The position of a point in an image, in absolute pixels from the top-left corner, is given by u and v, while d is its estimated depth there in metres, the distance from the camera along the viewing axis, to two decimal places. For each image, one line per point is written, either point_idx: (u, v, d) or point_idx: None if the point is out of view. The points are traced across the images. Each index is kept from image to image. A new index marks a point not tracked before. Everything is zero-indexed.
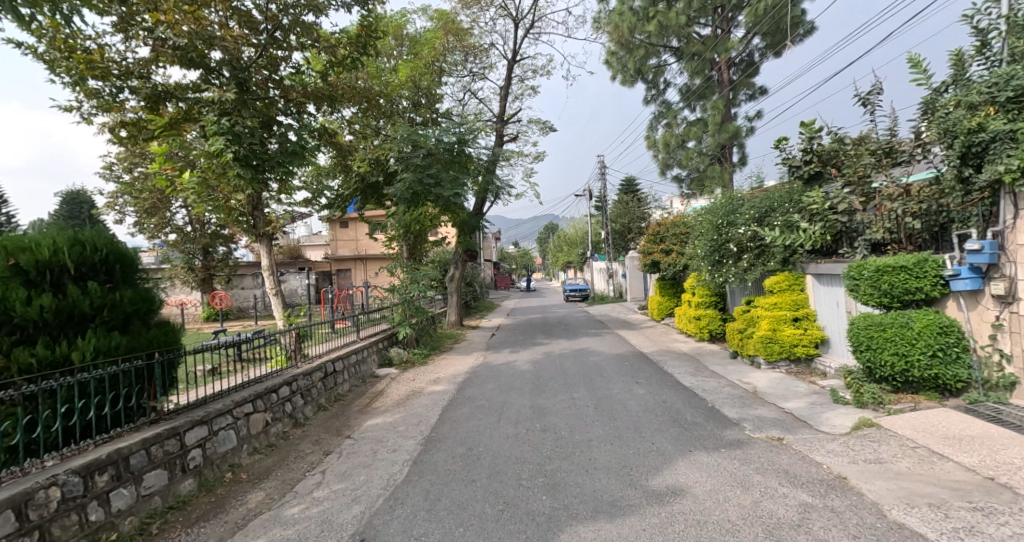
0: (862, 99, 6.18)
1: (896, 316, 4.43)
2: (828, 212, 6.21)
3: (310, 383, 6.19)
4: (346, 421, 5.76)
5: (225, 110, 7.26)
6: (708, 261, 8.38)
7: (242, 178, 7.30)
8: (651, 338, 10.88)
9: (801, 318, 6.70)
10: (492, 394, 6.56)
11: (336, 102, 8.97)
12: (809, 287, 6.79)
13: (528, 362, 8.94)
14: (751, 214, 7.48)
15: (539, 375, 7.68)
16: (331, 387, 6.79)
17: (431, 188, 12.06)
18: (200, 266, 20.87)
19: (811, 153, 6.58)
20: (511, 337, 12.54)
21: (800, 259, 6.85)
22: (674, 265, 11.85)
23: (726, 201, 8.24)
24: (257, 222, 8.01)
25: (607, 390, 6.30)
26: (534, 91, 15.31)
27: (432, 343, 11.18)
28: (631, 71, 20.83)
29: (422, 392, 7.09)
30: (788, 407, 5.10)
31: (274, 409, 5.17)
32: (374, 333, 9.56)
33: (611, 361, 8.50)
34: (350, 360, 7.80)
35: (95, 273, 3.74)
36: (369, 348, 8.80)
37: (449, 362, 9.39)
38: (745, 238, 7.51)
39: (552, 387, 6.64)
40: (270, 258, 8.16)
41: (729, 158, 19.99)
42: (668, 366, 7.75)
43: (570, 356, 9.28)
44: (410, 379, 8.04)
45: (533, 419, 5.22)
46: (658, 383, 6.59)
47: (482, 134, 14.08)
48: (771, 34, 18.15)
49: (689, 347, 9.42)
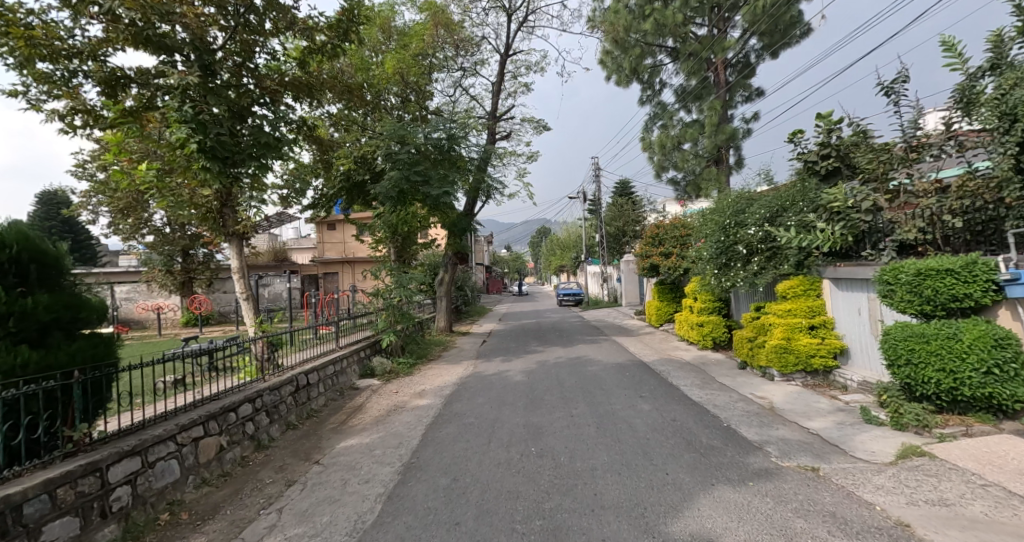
0: (884, 88, 5.67)
1: (941, 325, 3.88)
2: (849, 210, 5.69)
3: (279, 399, 5.53)
4: (317, 442, 5.10)
5: (188, 97, 6.61)
6: (715, 264, 7.88)
7: (208, 171, 6.67)
8: (650, 346, 10.34)
9: (817, 326, 6.19)
10: (483, 410, 5.94)
11: (316, 93, 8.38)
12: (826, 292, 6.29)
13: (522, 372, 8.35)
14: (761, 214, 6.98)
15: (533, 387, 7.07)
16: (304, 401, 6.13)
17: (419, 186, 11.46)
18: (179, 269, 20.09)
19: (829, 146, 6.07)
20: (503, 344, 11.96)
21: (816, 261, 6.35)
22: (674, 269, 11.30)
23: (733, 200, 7.75)
24: (227, 219, 7.35)
25: (609, 406, 5.72)
26: (528, 88, 14.79)
27: (419, 351, 10.55)
28: (626, 71, 20.40)
29: (405, 407, 6.46)
30: (813, 428, 4.55)
31: (231, 431, 4.51)
32: (356, 340, 8.92)
33: (610, 371, 7.93)
34: (327, 371, 7.13)
35: (2, 274, 3.08)
36: (350, 358, 8.13)
37: (436, 372, 8.77)
38: (756, 239, 6.99)
39: (548, 402, 6.04)
40: (240, 259, 7.49)
41: (726, 160, 19.61)
42: (672, 377, 7.19)
43: (566, 365, 8.71)
44: (393, 391, 7.40)
45: (527, 442, 4.61)
46: (664, 396, 6.01)
47: (473, 131, 13.53)
48: (769, 34, 17.76)
49: (692, 356, 8.89)
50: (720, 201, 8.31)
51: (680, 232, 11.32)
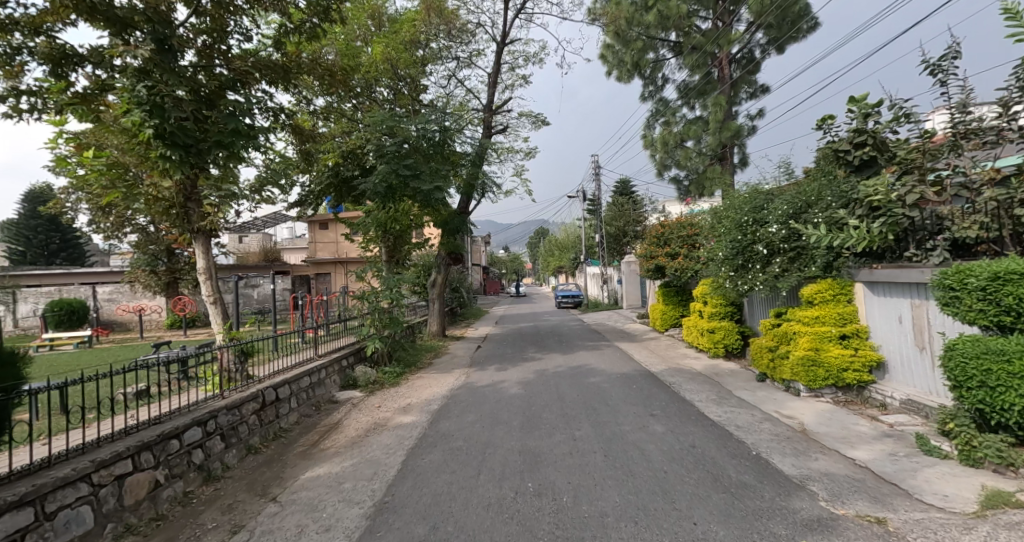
0: (929, 66, 4.99)
1: (1023, 340, 3.19)
2: (891, 204, 4.99)
3: (240, 419, 4.80)
4: (278, 472, 4.37)
5: (145, 76, 5.89)
6: (730, 265, 7.20)
7: (169, 160, 5.94)
8: (656, 354, 9.64)
9: (849, 336, 5.51)
10: (473, 430, 5.24)
11: (295, 79, 7.68)
12: (858, 297, 5.63)
13: (518, 382, 7.65)
14: (785, 209, 6.32)
15: (531, 402, 6.38)
16: (272, 419, 5.40)
17: (408, 181, 10.66)
18: (164, 269, 19.31)
19: (864, 134, 5.38)
20: (498, 350, 11.25)
21: (847, 263, 5.69)
22: (681, 271, 10.64)
23: (751, 196, 7.08)
24: (190, 214, 6.48)
25: (616, 427, 5.03)
26: (526, 80, 14.13)
27: (408, 358, 9.83)
28: (627, 66, 19.76)
29: (386, 426, 5.75)
30: (860, 460, 3.86)
31: (172, 462, 3.78)
32: (337, 348, 8.20)
33: (615, 383, 7.22)
34: (303, 384, 6.42)
35: None
36: (329, 368, 7.41)
37: (424, 383, 8.05)
38: (778, 239, 6.32)
39: (547, 421, 5.35)
40: (208, 260, 6.75)
41: (730, 158, 18.97)
42: (683, 390, 6.50)
43: (567, 375, 8.00)
44: (376, 406, 6.70)
45: (524, 475, 3.91)
46: (678, 415, 5.32)
47: (468, 124, 12.85)
48: (775, 27, 17.11)
49: (703, 365, 8.20)
50: (734, 196, 7.63)
51: (687, 231, 10.74)
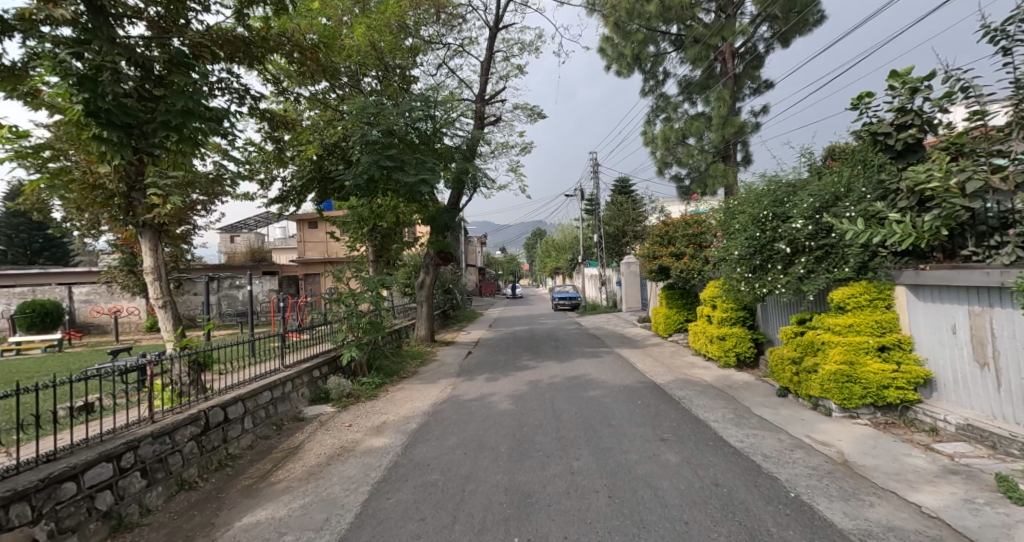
0: (989, 31, 4.25)
1: None
2: (944, 193, 4.24)
3: (171, 448, 3.99)
4: (209, 517, 3.56)
5: (77, 46, 5.06)
6: (746, 265, 6.44)
7: (105, 142, 5.11)
8: (661, 362, 8.88)
9: (890, 347, 4.76)
10: (454, 459, 4.46)
11: (262, 57, 6.90)
12: (899, 303, 4.89)
13: (509, 396, 6.86)
14: (811, 202, 5.57)
15: (522, 421, 5.61)
16: (217, 445, 4.58)
17: (391, 173, 9.82)
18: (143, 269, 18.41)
19: (909, 113, 4.62)
20: (490, 357, 10.45)
21: (886, 263, 4.96)
22: (686, 272, 9.90)
23: (770, 188, 6.32)
24: (134, 205, 5.65)
25: (622, 456, 4.26)
26: (521, 71, 13.41)
27: (390, 366, 9.05)
28: (627, 59, 19.06)
29: (354, 451, 4.97)
30: (927, 505, 3.11)
31: (62, 514, 2.96)
32: (309, 358, 7.41)
33: (617, 397, 6.45)
34: (264, 400, 5.62)
35: None
36: (297, 381, 6.60)
37: (405, 396, 7.26)
38: (804, 236, 5.56)
39: (541, 448, 4.58)
40: (157, 258, 5.91)
41: (733, 155, 18.30)
42: (695, 408, 5.75)
43: (563, 387, 7.24)
44: (346, 424, 5.89)
45: (510, 527, 3.12)
46: (693, 440, 4.56)
47: (459, 115, 12.06)
48: (781, 19, 16.45)
49: (714, 376, 7.46)
50: (749, 189, 6.87)
51: (693, 230, 9.96)
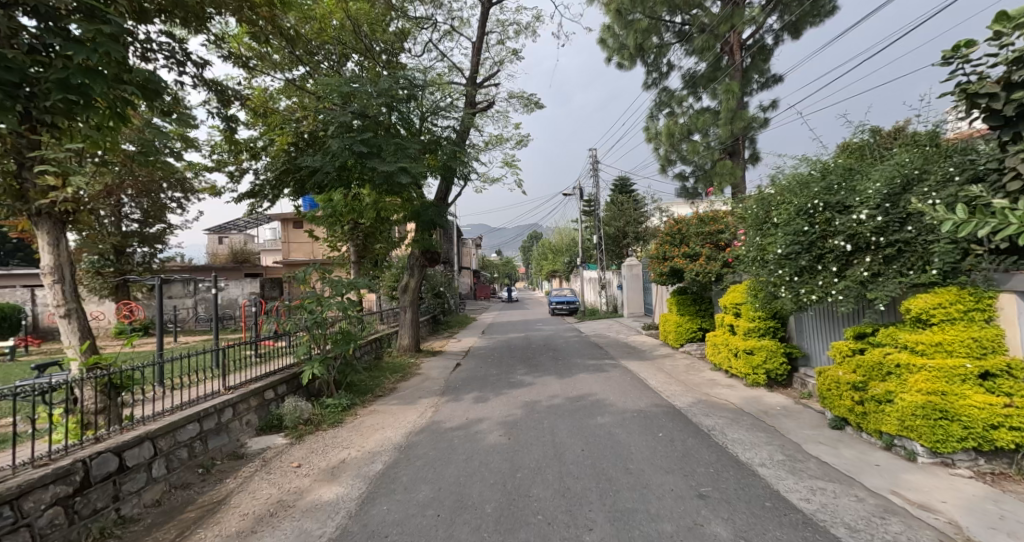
0: None
1: None
2: None
3: (15, 522, 2.80)
4: None
5: None
6: (787, 266, 5.31)
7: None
8: (675, 379, 7.76)
9: (994, 375, 3.63)
10: (421, 528, 3.28)
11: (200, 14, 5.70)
12: (1003, 316, 3.75)
13: (500, 424, 5.67)
14: (876, 188, 4.47)
15: (517, 461, 4.46)
16: (102, 507, 3.37)
17: (366, 160, 8.66)
18: (112, 270, 17.03)
19: None
20: (481, 370, 9.26)
21: (983, 263, 3.85)
22: (702, 275, 8.80)
23: (818, 173, 5.23)
24: (25, 188, 4.47)
25: (653, 527, 3.09)
26: (517, 55, 12.35)
27: (365, 382, 7.90)
28: (629, 50, 18.01)
29: (293, 507, 3.77)
30: None
31: None
32: (263, 375, 6.24)
33: (632, 426, 5.32)
34: (189, 436, 4.42)
35: None
36: (243, 406, 5.41)
37: (375, 422, 6.06)
38: (868, 230, 4.44)
39: (539, 511, 3.40)
40: (59, 255, 4.72)
41: (741, 152, 17.26)
42: (732, 445, 4.61)
43: (566, 410, 6.09)
44: (294, 465, 4.67)
45: None
46: (744, 500, 3.41)
47: (446, 100, 10.95)
48: (793, 7, 15.41)
49: (743, 398, 6.35)
50: (788, 177, 5.77)
51: (708, 227, 8.97)
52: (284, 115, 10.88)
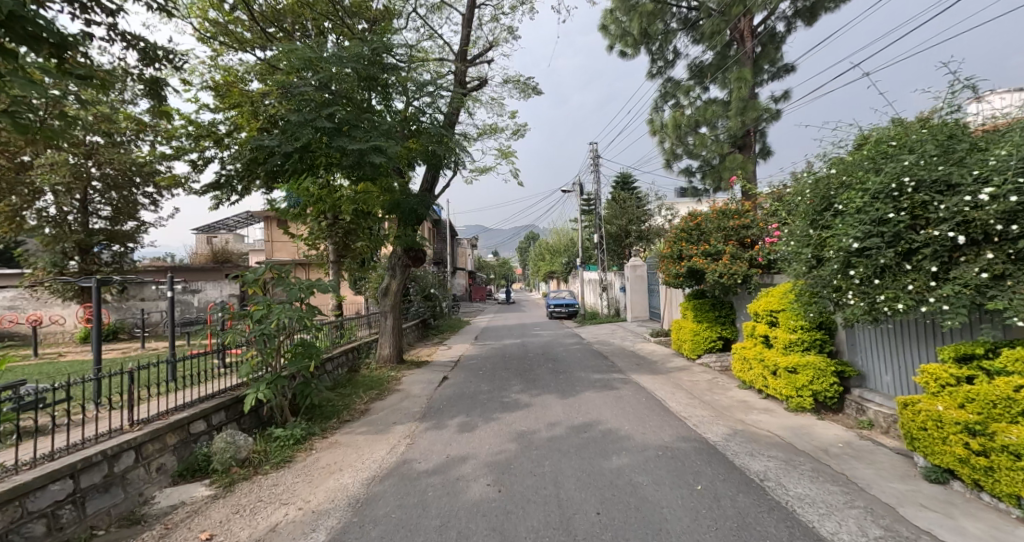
0: None
1: None
2: None
3: None
4: None
5: None
6: (859, 265, 4.10)
7: None
8: (698, 399, 6.57)
9: None
10: None
11: None
12: None
13: (489, 467, 4.43)
14: (1001, 159, 3.29)
15: (509, 534, 3.21)
16: None
17: (332, 139, 7.43)
18: (75, 271, 15.67)
19: None
20: (471, 386, 8.05)
21: None
22: (725, 276, 7.57)
23: (903, 147, 4.03)
24: None
25: None
26: (512, 34, 11.13)
27: (330, 404, 6.67)
28: (633, 37, 16.76)
29: None
30: None
31: None
32: (194, 399, 5.00)
33: (660, 472, 4.11)
34: (51, 502, 3.17)
35: None
36: (156, 445, 4.17)
37: (332, 461, 4.81)
38: (990, 214, 3.25)
39: None
40: None
41: (752, 146, 16.21)
42: (801, 507, 3.39)
43: (572, 446, 4.87)
44: (204, 535, 3.40)
45: None
46: None
47: (429, 78, 9.69)
48: None
49: (788, 430, 5.14)
50: (853, 154, 4.58)
51: (732, 222, 7.81)
52: (249, 95, 9.61)
